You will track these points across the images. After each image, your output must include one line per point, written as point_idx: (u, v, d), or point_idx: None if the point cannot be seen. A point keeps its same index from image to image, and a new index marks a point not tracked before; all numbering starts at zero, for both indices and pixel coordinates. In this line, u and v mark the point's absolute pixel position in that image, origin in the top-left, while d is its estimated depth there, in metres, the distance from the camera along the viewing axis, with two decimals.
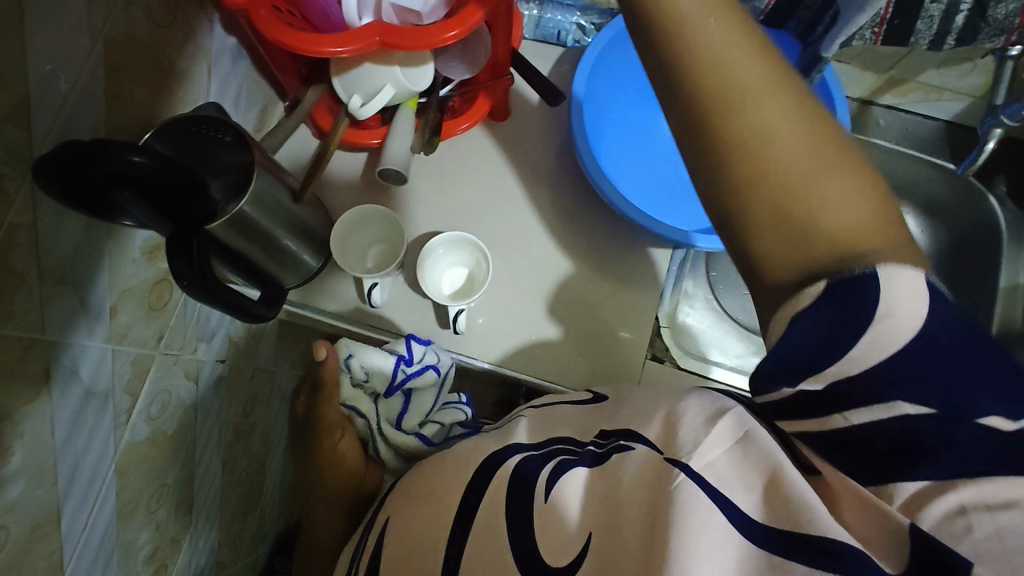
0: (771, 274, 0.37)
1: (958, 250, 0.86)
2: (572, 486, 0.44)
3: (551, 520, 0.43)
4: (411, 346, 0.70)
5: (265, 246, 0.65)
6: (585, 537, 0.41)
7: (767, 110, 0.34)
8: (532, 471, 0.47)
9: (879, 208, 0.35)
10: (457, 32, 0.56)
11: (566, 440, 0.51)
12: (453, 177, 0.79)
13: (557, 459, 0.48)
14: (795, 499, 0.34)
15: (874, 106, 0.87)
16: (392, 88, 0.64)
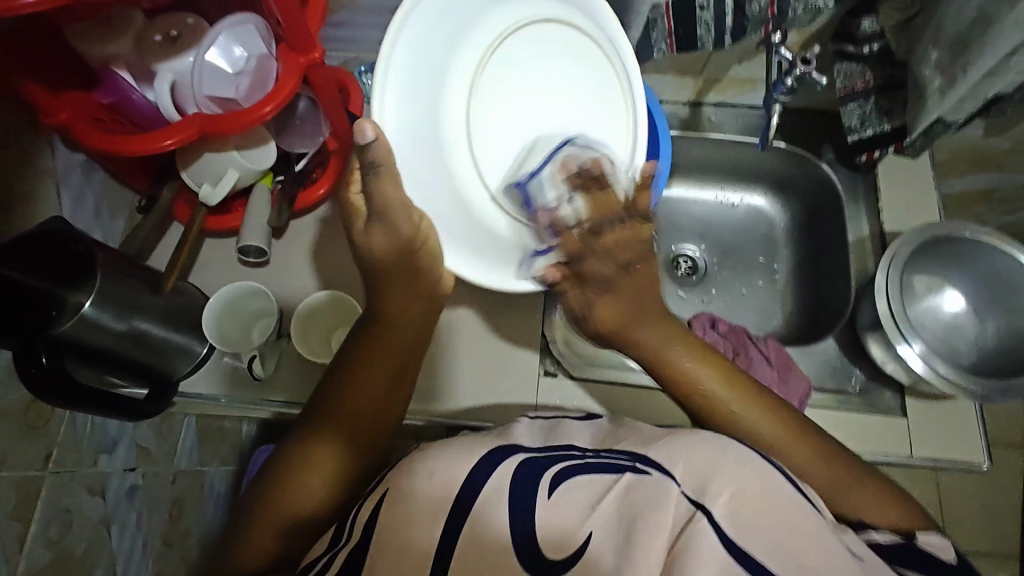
0: (852, 508, 0.56)
1: (816, 214, 0.94)
2: (578, 490, 0.45)
3: (554, 520, 0.44)
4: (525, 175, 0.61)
5: (133, 342, 0.66)
6: (585, 538, 0.43)
7: (800, 459, 0.58)
8: (531, 471, 0.46)
9: (882, 492, 0.57)
10: (273, 107, 0.61)
11: (563, 446, 0.50)
12: (330, 242, 0.84)
13: (557, 465, 0.47)
14: (791, 545, 0.43)
15: (703, 106, 0.93)
16: (234, 171, 0.70)
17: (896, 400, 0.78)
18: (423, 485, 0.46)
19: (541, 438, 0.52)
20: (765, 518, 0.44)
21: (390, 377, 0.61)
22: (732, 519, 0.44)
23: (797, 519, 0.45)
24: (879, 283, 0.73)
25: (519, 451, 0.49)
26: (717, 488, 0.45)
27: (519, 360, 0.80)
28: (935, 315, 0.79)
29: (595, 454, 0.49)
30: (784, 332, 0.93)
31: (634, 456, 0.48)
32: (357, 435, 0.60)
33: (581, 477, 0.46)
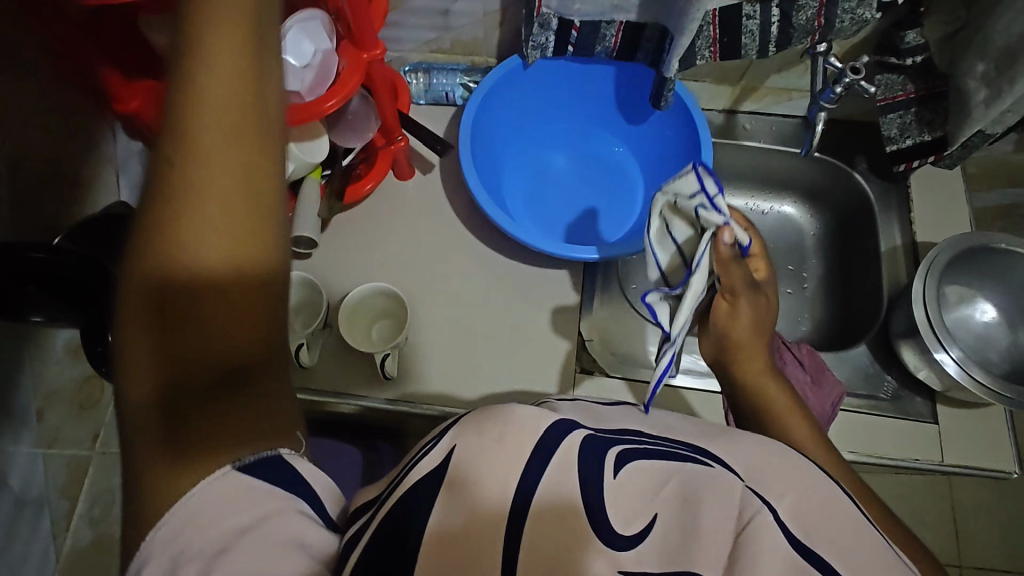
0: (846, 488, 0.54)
1: (846, 223, 0.96)
2: (643, 471, 0.42)
3: (621, 495, 0.40)
4: (707, 179, 0.55)
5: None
6: (649, 520, 0.40)
7: (800, 430, 0.58)
8: (596, 447, 0.42)
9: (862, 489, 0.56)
10: (336, 100, 0.63)
11: (622, 431, 0.47)
12: (371, 236, 0.86)
13: (619, 445, 0.44)
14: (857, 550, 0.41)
15: (738, 114, 0.96)
16: (290, 164, 0.71)
17: (928, 407, 0.79)
18: (476, 441, 0.39)
19: (592, 419, 0.49)
20: (830, 522, 0.42)
21: (245, 326, 0.35)
22: (798, 519, 0.42)
23: (861, 528, 0.43)
24: (917, 290, 0.75)
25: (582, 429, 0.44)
26: (783, 488, 0.44)
27: (555, 358, 0.81)
28: (968, 326, 0.80)
29: (654, 439, 0.46)
30: (813, 338, 0.94)
31: (700, 450, 0.46)
32: (168, 264, 0.33)
33: (643, 459, 0.43)
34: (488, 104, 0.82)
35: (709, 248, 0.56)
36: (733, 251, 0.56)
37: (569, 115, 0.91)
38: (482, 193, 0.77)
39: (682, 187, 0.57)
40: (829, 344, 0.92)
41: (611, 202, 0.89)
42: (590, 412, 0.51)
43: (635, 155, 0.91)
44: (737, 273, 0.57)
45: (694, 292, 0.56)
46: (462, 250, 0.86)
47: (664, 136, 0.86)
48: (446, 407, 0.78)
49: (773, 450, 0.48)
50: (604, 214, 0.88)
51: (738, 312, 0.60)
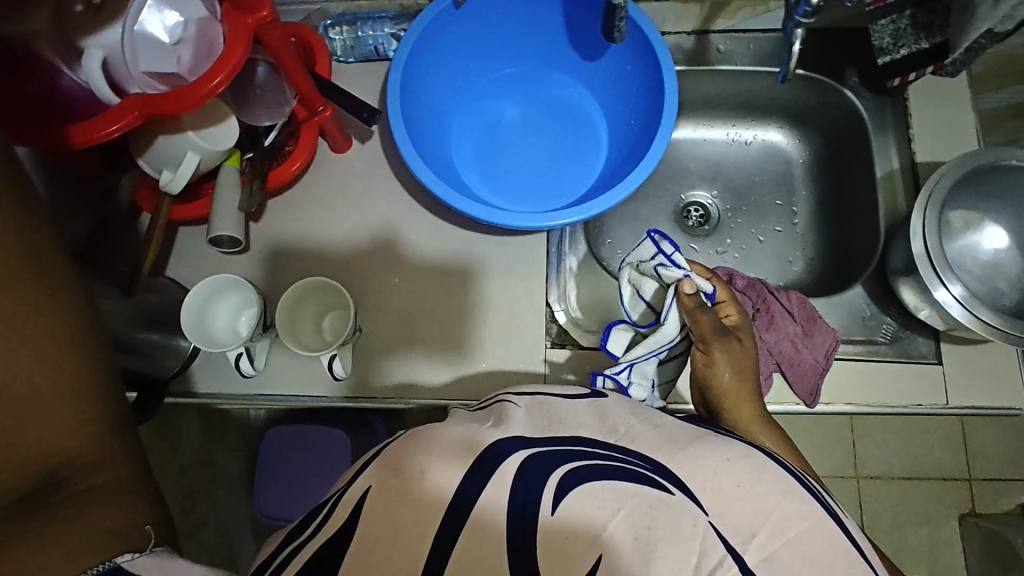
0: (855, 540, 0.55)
1: (838, 148, 0.86)
2: (590, 504, 0.40)
3: (562, 534, 0.39)
4: (660, 241, 0.69)
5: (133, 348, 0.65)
6: (593, 561, 0.39)
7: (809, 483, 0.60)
8: (537, 471, 0.41)
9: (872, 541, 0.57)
10: (222, 77, 0.53)
11: (570, 437, 0.45)
12: (311, 221, 0.78)
13: (565, 464, 0.42)
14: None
15: (710, 34, 0.83)
16: (194, 155, 0.62)
17: (930, 346, 0.73)
18: (411, 489, 0.40)
19: (542, 422, 0.47)
20: (808, 562, 0.41)
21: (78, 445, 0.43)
22: (769, 564, 0.41)
23: (840, 565, 0.42)
24: (915, 223, 0.66)
25: (524, 444, 0.43)
26: (756, 521, 0.42)
27: (524, 335, 0.74)
28: (974, 254, 0.72)
29: (606, 451, 0.44)
30: (806, 280, 0.87)
31: (653, 463, 0.44)
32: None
33: (592, 485, 0.41)
34: (417, 58, 0.71)
35: (674, 301, 0.67)
36: (697, 300, 0.67)
37: (519, 56, 0.80)
38: (417, 163, 0.68)
39: (644, 254, 0.70)
40: (824, 284, 0.85)
41: (572, 154, 0.80)
42: (537, 408, 0.48)
43: (594, 98, 0.81)
44: (707, 323, 0.66)
45: (655, 338, 0.67)
46: (410, 226, 0.78)
47: (623, 73, 0.76)
48: (408, 400, 0.73)
49: (741, 464, 0.45)
50: (566, 168, 0.80)
51: (713, 360, 0.67)
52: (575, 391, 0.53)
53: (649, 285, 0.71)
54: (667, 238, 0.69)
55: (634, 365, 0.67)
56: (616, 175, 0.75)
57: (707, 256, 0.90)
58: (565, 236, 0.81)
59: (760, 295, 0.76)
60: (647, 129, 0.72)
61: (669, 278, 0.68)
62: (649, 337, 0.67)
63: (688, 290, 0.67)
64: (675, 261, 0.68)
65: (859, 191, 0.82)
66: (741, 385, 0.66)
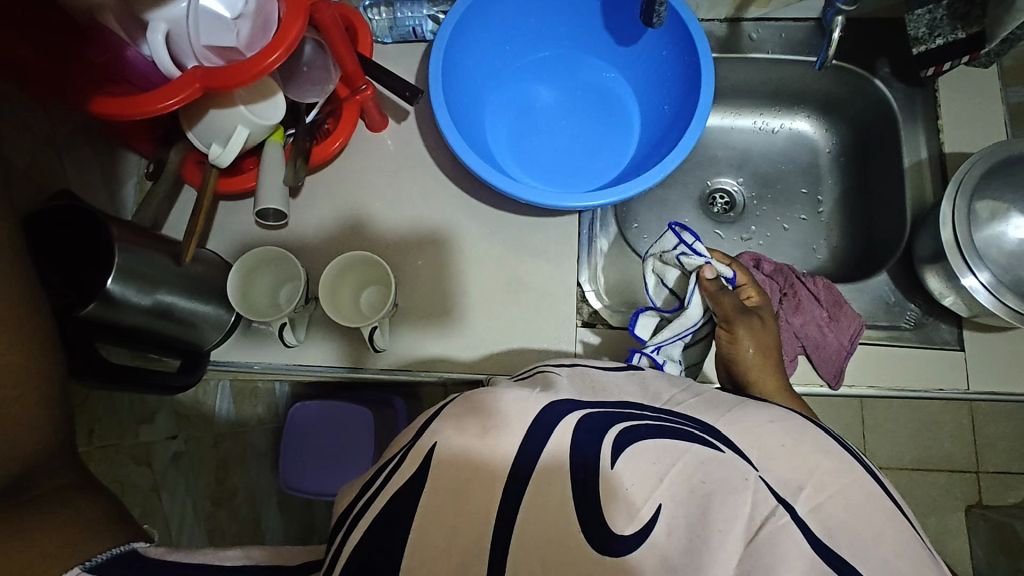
0: None
1: (866, 137, 0.88)
2: (644, 458, 0.44)
3: (621, 486, 0.43)
4: (681, 231, 0.70)
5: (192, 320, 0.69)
6: (653, 510, 0.42)
7: None
8: (592, 428, 0.45)
9: None
10: (279, 53, 0.55)
11: (615, 404, 0.48)
12: (350, 198, 0.79)
13: (618, 425, 0.46)
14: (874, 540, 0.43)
15: (743, 22, 0.85)
16: (244, 128, 0.64)
17: (953, 333, 0.74)
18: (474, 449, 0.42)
19: (590, 391, 0.49)
20: (851, 515, 0.44)
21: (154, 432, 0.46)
22: (815, 514, 0.44)
23: (879, 519, 0.44)
24: (945, 211, 0.67)
25: (578, 407, 0.47)
26: (800, 479, 0.46)
27: (555, 313, 0.76)
28: (1000, 244, 0.74)
29: (656, 414, 0.48)
30: (831, 268, 0.88)
31: (701, 425, 0.48)
32: None
33: (644, 440, 0.45)
34: (458, 40, 0.73)
35: (696, 286, 0.70)
36: (718, 284, 0.69)
37: (557, 42, 0.82)
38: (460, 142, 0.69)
39: (665, 245, 0.72)
40: (848, 271, 0.87)
41: (601, 138, 0.82)
42: (582, 379, 0.51)
43: (626, 85, 0.83)
44: (730, 303, 0.69)
45: (682, 321, 0.70)
46: (446, 205, 0.80)
47: (658, 59, 0.77)
48: (442, 374, 0.75)
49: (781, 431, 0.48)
50: (595, 152, 0.81)
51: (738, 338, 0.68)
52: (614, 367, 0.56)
53: (672, 272, 0.73)
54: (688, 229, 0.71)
55: (661, 348, 0.69)
56: (648, 160, 0.77)
57: (733, 242, 0.91)
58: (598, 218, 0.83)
59: (787, 280, 0.78)
60: (681, 114, 0.74)
61: (691, 267, 0.70)
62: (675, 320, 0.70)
63: (709, 276, 0.69)
64: (696, 249, 0.70)
65: (887, 181, 0.83)
66: (765, 362, 0.68)
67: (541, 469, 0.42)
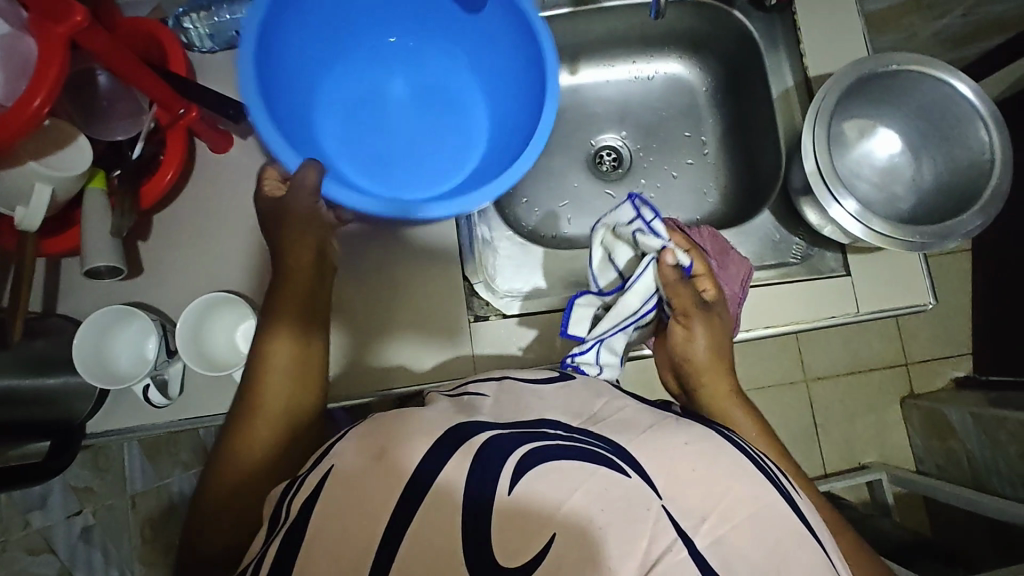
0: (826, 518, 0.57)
1: (736, 69, 0.85)
2: (550, 484, 0.39)
3: (518, 516, 0.38)
4: (636, 205, 0.66)
5: (37, 397, 0.64)
6: (548, 538, 0.37)
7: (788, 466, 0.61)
8: (502, 450, 0.40)
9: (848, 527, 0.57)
10: (43, 100, 0.48)
11: (537, 424, 0.44)
12: (202, 230, 0.72)
13: (530, 446, 0.41)
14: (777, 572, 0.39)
15: None
16: (46, 185, 0.57)
17: (839, 261, 0.75)
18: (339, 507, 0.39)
19: (484, 410, 0.46)
20: (753, 544, 0.40)
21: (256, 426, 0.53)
22: (716, 548, 0.39)
23: (785, 540, 0.40)
24: (806, 142, 0.66)
25: (488, 431, 0.42)
26: (705, 509, 0.41)
27: (446, 312, 0.74)
28: (869, 163, 0.74)
29: (583, 437, 0.44)
30: (724, 210, 0.87)
31: (614, 446, 0.43)
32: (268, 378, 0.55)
33: (553, 461, 0.40)
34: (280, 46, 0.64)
35: (652, 269, 0.63)
36: (677, 271, 0.63)
37: (405, 38, 0.76)
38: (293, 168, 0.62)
39: (621, 217, 0.66)
40: (738, 210, 0.86)
41: (442, 144, 0.77)
42: (466, 400, 0.48)
43: (478, 84, 0.77)
44: (687, 298, 0.65)
45: (622, 310, 0.63)
46: None
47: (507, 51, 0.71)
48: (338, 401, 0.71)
49: (702, 453, 0.44)
50: (432, 159, 0.77)
51: (693, 334, 0.66)
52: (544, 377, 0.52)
53: (621, 252, 0.67)
54: (648, 203, 0.66)
55: (604, 342, 0.64)
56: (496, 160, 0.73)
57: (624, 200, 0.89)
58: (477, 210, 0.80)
59: None
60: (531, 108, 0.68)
61: (647, 246, 0.64)
62: (616, 306, 0.63)
63: (669, 262, 0.63)
64: (654, 227, 0.64)
65: (761, 114, 0.81)
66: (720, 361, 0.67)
67: (434, 498, 0.38)
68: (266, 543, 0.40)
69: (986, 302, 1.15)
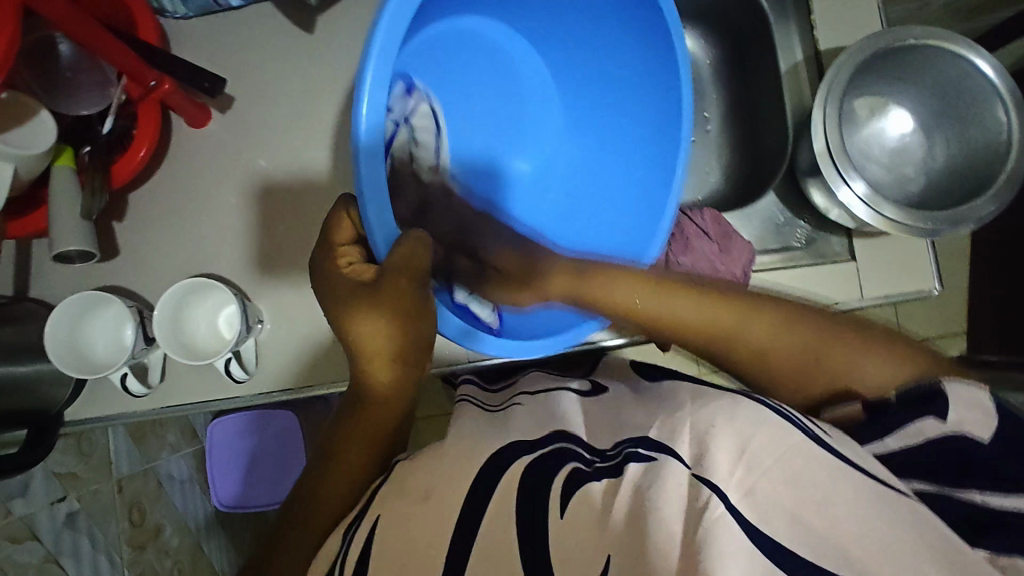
0: (798, 379, 0.53)
1: (742, 41, 0.81)
2: (591, 497, 0.38)
3: (569, 540, 0.37)
4: None
5: (5, 384, 0.62)
6: (604, 562, 0.35)
7: (754, 335, 0.52)
8: (541, 469, 0.42)
9: (873, 365, 0.51)
10: None
11: (564, 436, 0.47)
12: (180, 211, 0.69)
13: (569, 466, 0.42)
14: (823, 518, 0.34)
15: None
16: (9, 165, 0.53)
17: (843, 244, 0.73)
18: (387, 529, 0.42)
19: (531, 430, 0.49)
20: (790, 490, 0.35)
21: (361, 428, 0.53)
22: (753, 499, 0.34)
23: (820, 479, 0.36)
24: (817, 120, 0.63)
25: (523, 449, 0.46)
26: (727, 454, 0.36)
27: None
28: (880, 142, 0.71)
29: (618, 444, 0.43)
30: (724, 190, 0.84)
31: (633, 440, 0.42)
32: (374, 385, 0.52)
33: (595, 480, 0.40)
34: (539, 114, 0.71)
35: None
36: None
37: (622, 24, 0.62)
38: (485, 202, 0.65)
39: None
40: (741, 190, 0.82)
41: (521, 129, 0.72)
42: (493, 425, 0.51)
43: (600, 75, 0.68)
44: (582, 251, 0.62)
45: None
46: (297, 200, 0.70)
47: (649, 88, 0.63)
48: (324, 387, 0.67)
49: (716, 412, 0.40)
50: (528, 135, 0.72)
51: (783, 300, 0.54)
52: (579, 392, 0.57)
53: None
54: None
55: None
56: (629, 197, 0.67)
57: None
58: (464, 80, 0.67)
59: (674, 217, 0.74)
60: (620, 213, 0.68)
61: None
62: None
63: None
64: None
65: (769, 89, 0.78)
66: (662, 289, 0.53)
67: (487, 519, 0.40)
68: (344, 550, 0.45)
69: (982, 282, 1.14)
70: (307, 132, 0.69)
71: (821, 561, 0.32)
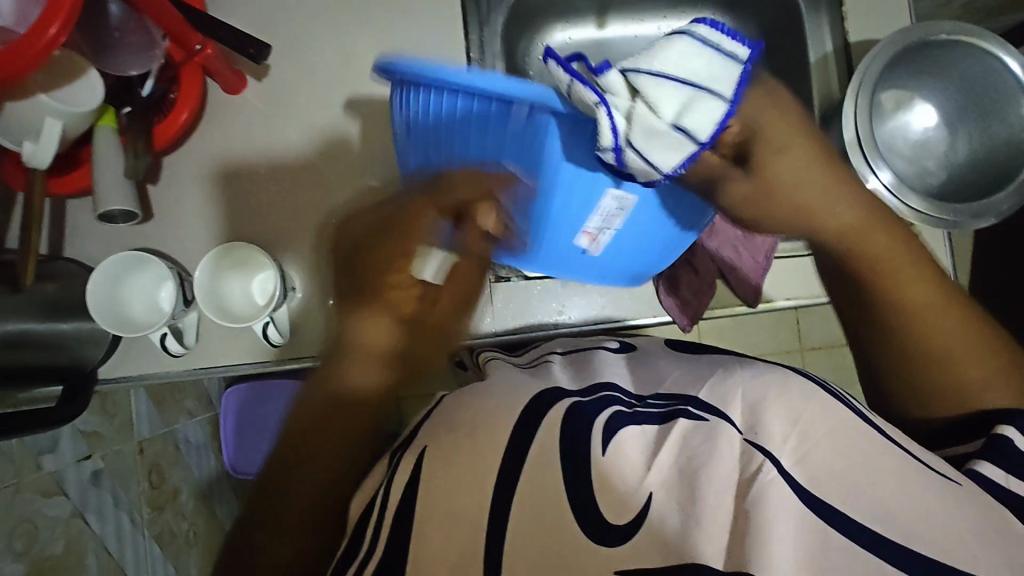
0: (956, 368, 0.49)
1: (772, 29, 0.82)
2: (634, 438, 0.40)
3: (609, 479, 0.38)
4: None
5: (50, 340, 0.62)
6: (646, 497, 0.37)
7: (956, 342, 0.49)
8: (590, 416, 0.42)
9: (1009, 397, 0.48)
10: (57, 27, 0.45)
11: (609, 387, 0.47)
12: (214, 176, 0.69)
13: (612, 409, 0.43)
14: (869, 484, 0.36)
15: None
16: (56, 122, 0.54)
17: None
18: None
19: (573, 381, 0.49)
20: (843, 460, 0.37)
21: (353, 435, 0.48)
22: (805, 466, 0.37)
23: (875, 455, 0.38)
24: (848, 109, 0.64)
25: (568, 397, 0.45)
26: (782, 422, 0.39)
27: None
28: (904, 136, 0.73)
29: (653, 402, 0.45)
30: None
31: (684, 398, 0.44)
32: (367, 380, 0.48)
33: (636, 426, 0.42)
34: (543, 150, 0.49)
35: None
36: None
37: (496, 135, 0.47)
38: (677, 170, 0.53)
39: None
40: None
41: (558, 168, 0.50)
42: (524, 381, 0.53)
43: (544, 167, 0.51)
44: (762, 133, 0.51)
45: None
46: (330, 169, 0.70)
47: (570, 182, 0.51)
48: None
49: (776, 382, 0.43)
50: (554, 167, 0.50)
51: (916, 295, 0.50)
52: (613, 349, 0.57)
53: None
54: None
55: None
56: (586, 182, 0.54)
57: None
58: (471, 25, 0.74)
59: None
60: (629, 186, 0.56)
61: None
62: None
63: None
64: None
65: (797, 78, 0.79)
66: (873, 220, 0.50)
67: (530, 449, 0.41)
68: (386, 482, 0.42)
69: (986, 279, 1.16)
70: (343, 102, 0.70)
71: (870, 521, 0.34)
